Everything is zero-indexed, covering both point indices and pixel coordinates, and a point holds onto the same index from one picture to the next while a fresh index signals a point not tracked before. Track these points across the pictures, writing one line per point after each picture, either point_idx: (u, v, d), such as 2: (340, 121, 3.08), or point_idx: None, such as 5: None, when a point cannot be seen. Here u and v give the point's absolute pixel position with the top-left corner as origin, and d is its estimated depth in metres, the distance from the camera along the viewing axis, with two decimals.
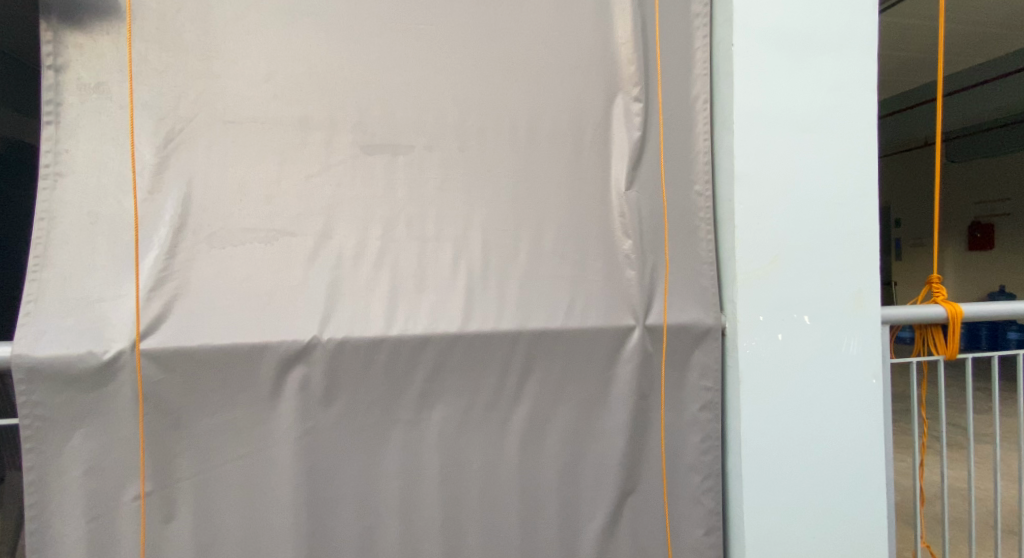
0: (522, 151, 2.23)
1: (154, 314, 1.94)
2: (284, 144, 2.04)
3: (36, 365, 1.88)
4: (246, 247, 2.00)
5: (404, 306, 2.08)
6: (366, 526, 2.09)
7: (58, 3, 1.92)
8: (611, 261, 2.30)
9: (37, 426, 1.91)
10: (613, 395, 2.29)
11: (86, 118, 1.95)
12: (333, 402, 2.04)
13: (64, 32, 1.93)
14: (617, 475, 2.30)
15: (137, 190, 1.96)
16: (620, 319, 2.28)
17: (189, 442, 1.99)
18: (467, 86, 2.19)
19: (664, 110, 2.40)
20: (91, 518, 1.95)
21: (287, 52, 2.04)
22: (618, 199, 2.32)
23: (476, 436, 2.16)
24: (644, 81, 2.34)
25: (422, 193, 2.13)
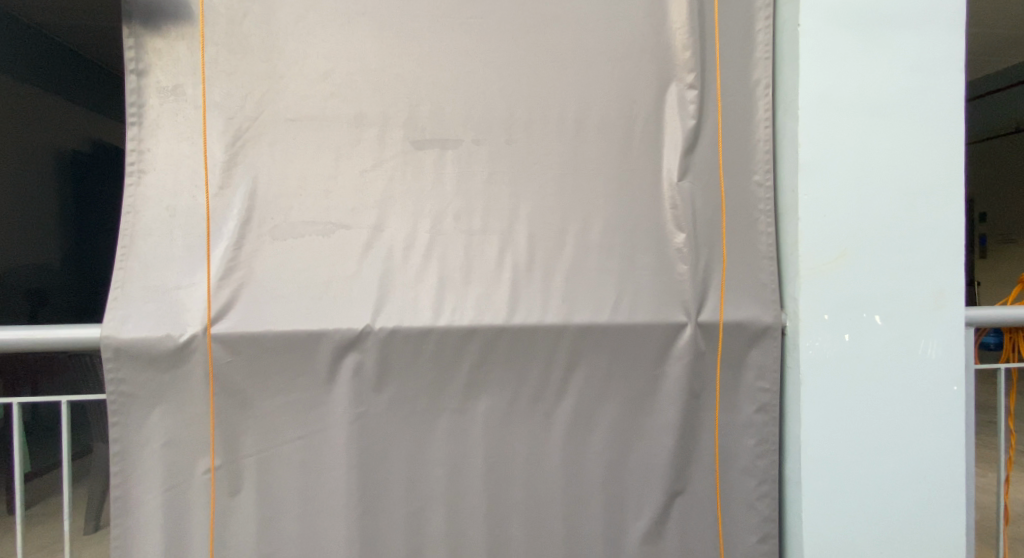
0: (570, 144, 2.24)
1: (223, 301, 2.09)
2: (339, 140, 2.13)
3: (121, 346, 2.06)
4: (305, 239, 2.12)
5: (452, 298, 2.13)
6: (414, 511, 2.17)
7: (140, 11, 2.09)
8: (662, 256, 2.29)
9: (122, 401, 2.09)
10: (662, 392, 2.29)
11: (164, 119, 2.11)
12: (383, 389, 2.13)
13: (145, 38, 2.10)
14: (666, 474, 2.29)
15: (209, 186, 2.11)
16: (671, 315, 2.27)
17: (254, 421, 2.12)
18: (516, 80, 2.22)
19: (723, 97, 2.36)
20: (167, 488, 2.12)
21: (343, 50, 2.14)
22: (671, 191, 2.31)
23: (521, 427, 2.20)
24: (700, 68, 2.31)
25: (469, 187, 2.18)
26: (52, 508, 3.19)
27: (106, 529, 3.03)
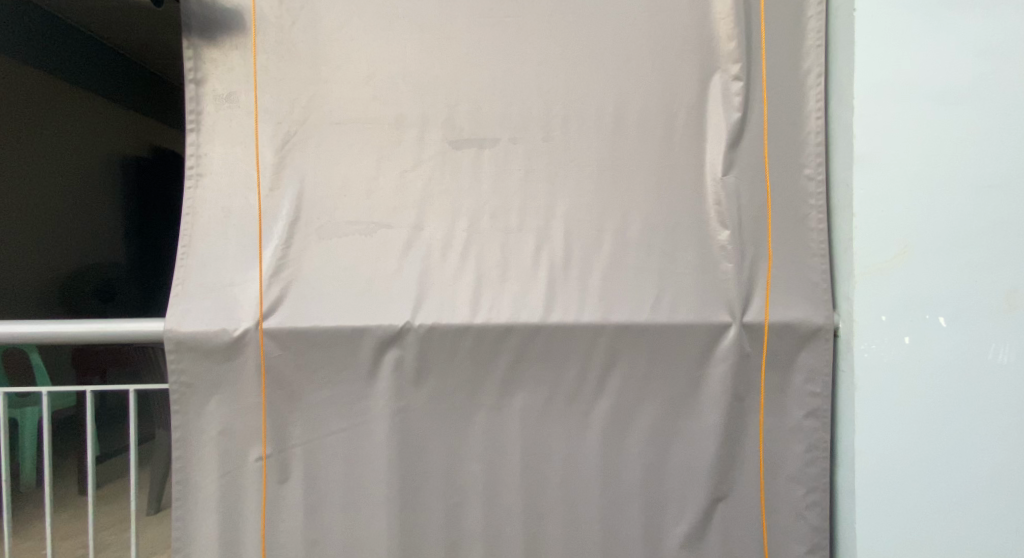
0: (608, 141, 2.24)
1: (274, 297, 2.16)
2: (380, 142, 2.19)
3: (181, 339, 2.16)
4: (349, 238, 2.18)
5: (488, 297, 2.16)
6: (452, 505, 2.21)
7: (197, 23, 2.19)
8: (705, 255, 2.28)
9: (183, 391, 2.19)
10: (704, 393, 2.29)
11: (220, 125, 2.21)
12: (423, 384, 2.18)
13: (202, 48, 2.20)
14: (707, 477, 2.29)
15: (260, 188, 2.20)
16: (715, 315, 2.25)
17: (301, 412, 2.19)
18: (554, 77, 2.23)
19: (770, 90, 2.30)
20: (222, 475, 2.20)
21: (385, 54, 2.20)
22: (715, 187, 2.29)
23: (558, 425, 2.22)
24: (745, 58, 2.26)
25: (506, 185, 2.20)
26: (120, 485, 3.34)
27: (169, 509, 3.15)
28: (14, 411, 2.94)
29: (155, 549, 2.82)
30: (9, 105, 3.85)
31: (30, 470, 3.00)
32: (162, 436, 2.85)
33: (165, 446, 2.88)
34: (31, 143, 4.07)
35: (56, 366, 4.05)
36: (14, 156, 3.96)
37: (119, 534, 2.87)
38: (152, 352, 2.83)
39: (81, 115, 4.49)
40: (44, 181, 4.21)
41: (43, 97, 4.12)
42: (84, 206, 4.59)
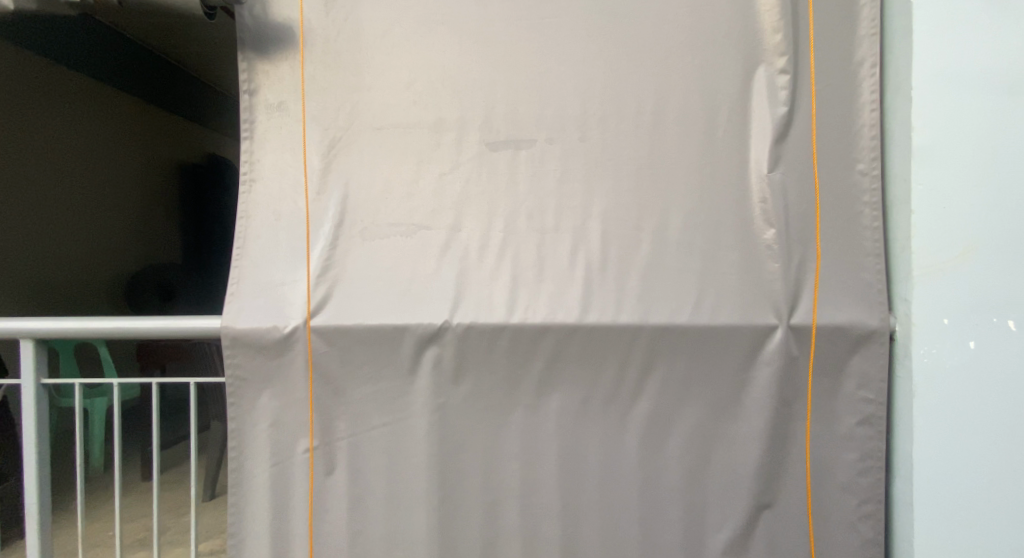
0: (647, 140, 2.21)
1: (321, 296, 2.19)
2: (420, 145, 2.23)
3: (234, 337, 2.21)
4: (390, 240, 2.21)
5: (525, 296, 2.17)
6: (490, 503, 2.22)
7: (251, 37, 2.27)
8: (750, 255, 2.22)
9: (238, 385, 2.22)
10: (748, 398, 2.22)
11: (272, 133, 2.27)
12: (461, 381, 2.18)
13: (255, 61, 2.27)
14: (751, 484, 2.23)
15: (307, 192, 2.24)
16: (760, 317, 2.19)
17: (345, 407, 2.21)
18: (590, 77, 2.22)
19: (819, 85, 2.22)
20: (273, 464, 2.23)
21: (423, 60, 2.24)
22: (761, 184, 2.22)
23: (595, 426, 2.21)
24: (792, 51, 2.20)
25: (543, 185, 2.21)
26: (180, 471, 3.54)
27: (225, 496, 3.30)
28: (89, 398, 3.21)
29: (210, 532, 2.97)
30: (68, 114, 4.28)
31: (99, 456, 3.26)
32: (215, 425, 3.06)
33: (218, 434, 3.07)
34: (90, 149, 4.50)
35: (123, 358, 4.42)
36: (79, 170, 4.42)
37: (179, 518, 3.02)
38: (210, 347, 3.05)
39: (134, 123, 4.92)
40: (106, 192, 4.69)
41: (99, 107, 4.55)
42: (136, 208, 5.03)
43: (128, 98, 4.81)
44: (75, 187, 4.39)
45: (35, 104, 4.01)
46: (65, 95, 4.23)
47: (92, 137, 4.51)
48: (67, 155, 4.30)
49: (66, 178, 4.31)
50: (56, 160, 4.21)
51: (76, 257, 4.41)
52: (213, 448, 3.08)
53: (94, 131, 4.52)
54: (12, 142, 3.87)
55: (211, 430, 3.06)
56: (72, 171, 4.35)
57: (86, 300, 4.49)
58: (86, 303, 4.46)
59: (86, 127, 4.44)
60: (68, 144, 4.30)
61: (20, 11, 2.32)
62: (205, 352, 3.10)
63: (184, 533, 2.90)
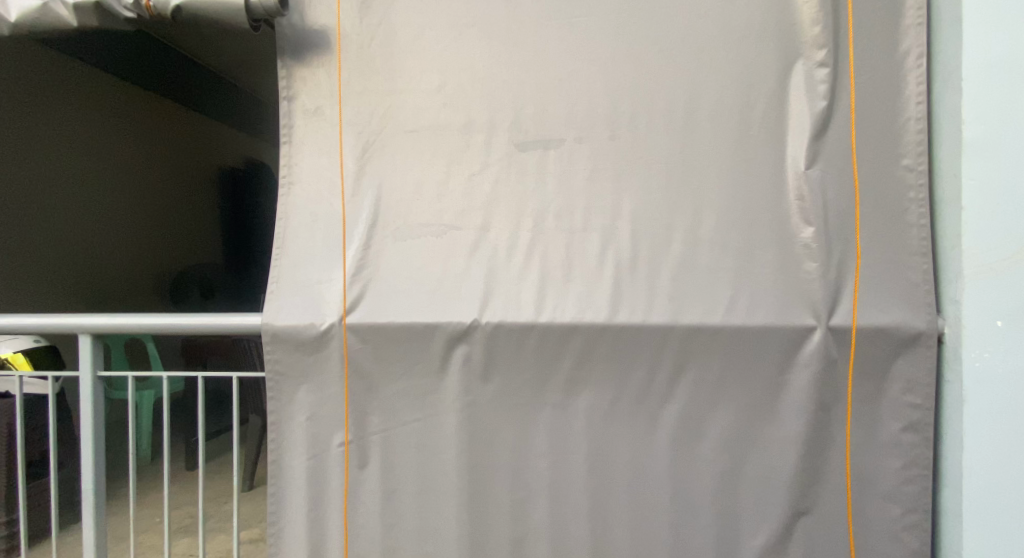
0: (678, 137, 2.17)
1: (356, 294, 2.20)
2: (450, 146, 2.24)
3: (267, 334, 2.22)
4: (421, 240, 2.22)
5: (553, 296, 2.16)
6: (519, 503, 2.20)
7: (290, 44, 2.32)
8: (787, 254, 2.15)
9: (275, 379, 2.23)
10: (785, 402, 2.16)
11: (309, 137, 2.32)
12: (490, 379, 2.17)
13: (294, 68, 2.33)
14: (788, 490, 2.17)
15: (343, 194, 2.27)
16: (798, 319, 2.12)
17: (378, 402, 2.21)
18: (620, 75, 2.20)
19: (859, 78, 2.14)
20: (310, 457, 2.23)
21: (454, 62, 2.26)
22: (798, 181, 2.15)
23: (624, 427, 2.18)
24: (831, 43, 2.13)
25: (572, 185, 2.20)
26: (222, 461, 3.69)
27: (265, 487, 3.45)
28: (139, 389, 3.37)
29: (251, 521, 3.08)
30: (120, 127, 4.61)
31: (145, 448, 3.42)
32: (254, 419, 3.20)
33: (257, 428, 3.22)
34: (140, 159, 4.83)
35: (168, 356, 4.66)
36: (129, 176, 4.74)
37: (221, 506, 3.17)
38: (250, 343, 3.12)
39: (180, 131, 5.23)
40: (154, 195, 5.00)
41: (148, 118, 4.87)
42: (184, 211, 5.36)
43: (175, 108, 5.13)
44: (129, 195, 4.73)
45: (87, 119, 4.33)
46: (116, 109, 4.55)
47: (143, 147, 4.84)
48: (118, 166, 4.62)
49: (119, 187, 4.63)
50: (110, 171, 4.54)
51: (133, 260, 4.76)
52: (251, 442, 3.22)
53: (144, 142, 4.86)
54: (71, 156, 4.21)
55: (250, 424, 3.21)
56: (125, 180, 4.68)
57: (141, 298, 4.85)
58: (142, 301, 4.82)
59: (136, 139, 4.76)
60: (120, 155, 4.63)
61: (80, 28, 2.35)
62: (246, 349, 3.20)
63: (226, 521, 3.02)
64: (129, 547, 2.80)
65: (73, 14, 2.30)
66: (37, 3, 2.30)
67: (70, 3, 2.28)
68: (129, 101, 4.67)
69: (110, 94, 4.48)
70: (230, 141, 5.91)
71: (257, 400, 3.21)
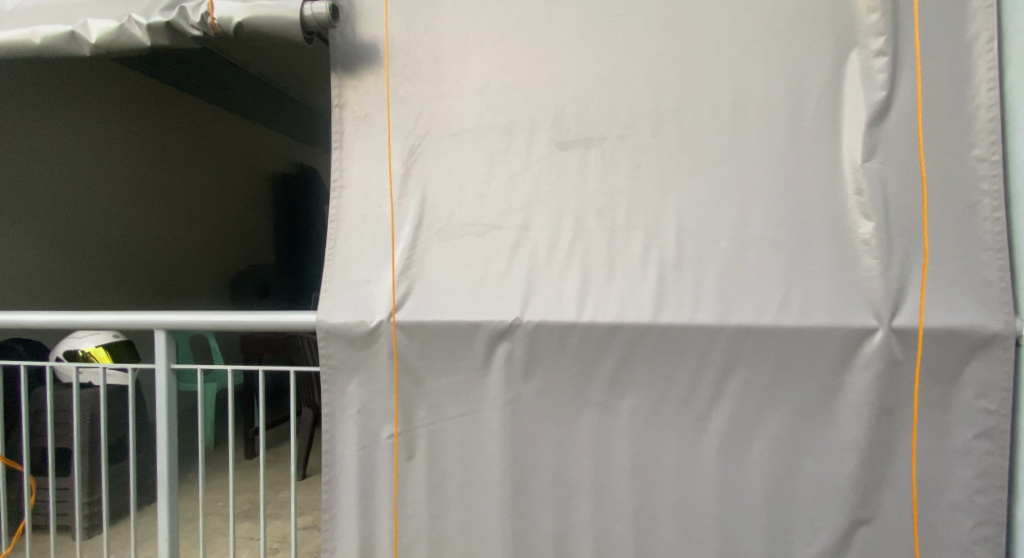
0: (724, 133, 2.13)
1: (402, 292, 2.22)
2: (493, 147, 2.26)
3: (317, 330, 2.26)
4: (464, 240, 2.24)
5: (596, 294, 2.14)
6: (563, 500, 2.19)
7: (341, 55, 2.38)
8: (844, 251, 2.06)
9: (329, 373, 2.27)
10: (842, 405, 2.06)
11: (359, 143, 2.37)
12: (533, 377, 2.17)
13: (344, 77, 2.38)
14: (844, 496, 2.07)
15: (390, 196, 2.31)
16: (858, 318, 2.01)
17: (424, 397, 2.23)
18: (665, 71, 2.18)
19: (921, 67, 2.05)
20: (361, 448, 2.26)
21: (497, 65, 2.27)
22: (856, 174, 2.07)
23: (669, 429, 2.13)
24: (891, 30, 2.05)
25: (613, 183, 2.18)
26: (280, 450, 3.94)
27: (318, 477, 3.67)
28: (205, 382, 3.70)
29: (304, 508, 3.26)
30: (184, 138, 5.11)
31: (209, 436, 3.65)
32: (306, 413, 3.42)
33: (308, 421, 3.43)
34: (199, 166, 5.32)
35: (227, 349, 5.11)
36: (190, 182, 5.25)
37: (279, 494, 3.36)
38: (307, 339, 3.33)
39: (235, 140, 5.71)
40: (210, 199, 5.51)
41: (207, 128, 5.35)
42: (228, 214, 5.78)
43: (233, 118, 5.61)
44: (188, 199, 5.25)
45: (155, 131, 4.82)
46: (173, 120, 4.98)
47: (202, 155, 5.34)
48: (169, 171, 5.01)
49: (171, 195, 5.04)
50: (161, 181, 4.94)
51: (183, 262, 5.20)
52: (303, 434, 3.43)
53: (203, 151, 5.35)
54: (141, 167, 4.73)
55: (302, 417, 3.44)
56: (175, 185, 5.08)
57: (190, 296, 5.31)
58: (195, 295, 5.35)
59: (185, 147, 5.14)
60: (181, 163, 5.13)
61: (154, 48, 2.37)
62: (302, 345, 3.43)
63: (283, 507, 3.22)
64: (198, 526, 3.05)
65: (147, 35, 2.32)
66: (114, 25, 2.33)
67: (144, 24, 2.30)
68: (192, 114, 5.16)
69: (172, 108, 4.95)
70: (282, 146, 6.39)
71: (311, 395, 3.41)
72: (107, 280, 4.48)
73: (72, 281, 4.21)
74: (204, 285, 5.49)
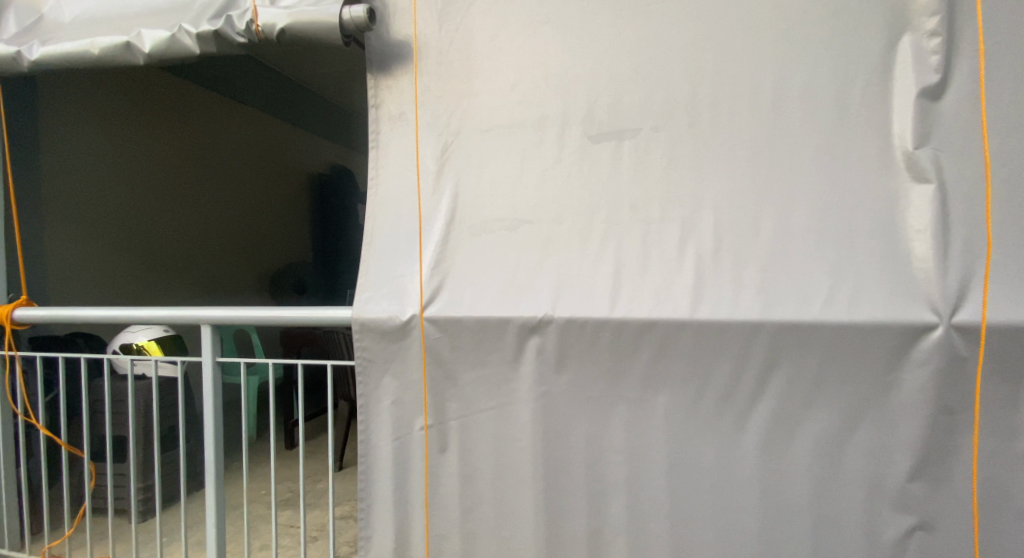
0: (764, 122, 2.05)
1: (434, 287, 2.22)
2: (524, 143, 2.22)
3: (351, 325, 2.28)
4: (495, 235, 2.22)
5: (629, 288, 2.08)
6: (597, 497, 2.14)
7: (378, 57, 2.37)
8: (894, 241, 1.93)
9: (364, 365, 2.29)
10: (895, 405, 1.93)
11: (394, 141, 2.36)
12: (564, 371, 2.12)
13: (381, 78, 2.37)
14: (896, 499, 1.95)
15: (422, 193, 2.30)
16: (912, 313, 1.88)
17: (457, 391, 2.22)
18: (702, 59, 2.10)
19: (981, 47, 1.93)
20: (395, 438, 2.28)
21: (528, 59, 2.24)
22: (909, 161, 1.95)
23: (707, 427, 2.05)
24: (945, 9, 1.94)
25: (648, 174, 2.11)
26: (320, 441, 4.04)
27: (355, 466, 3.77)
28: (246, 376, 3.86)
29: (343, 497, 3.34)
30: (228, 140, 5.31)
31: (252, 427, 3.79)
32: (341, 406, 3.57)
33: (342, 412, 3.57)
34: (241, 168, 5.52)
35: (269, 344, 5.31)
36: (234, 183, 5.45)
37: (316, 484, 3.50)
38: (342, 335, 3.42)
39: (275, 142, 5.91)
40: (252, 199, 5.71)
41: (250, 132, 5.55)
42: (266, 213, 5.95)
43: (273, 122, 5.81)
44: (231, 200, 5.45)
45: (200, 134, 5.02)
46: (217, 124, 5.16)
47: (245, 157, 5.54)
48: (213, 173, 5.21)
49: (215, 195, 5.24)
50: (207, 182, 5.14)
51: (222, 260, 5.39)
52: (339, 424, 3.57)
53: (245, 153, 5.55)
54: (189, 169, 4.94)
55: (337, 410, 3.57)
56: (218, 186, 5.28)
57: (230, 293, 5.50)
58: (236, 293, 5.56)
59: (228, 149, 5.33)
60: (225, 165, 5.33)
61: (204, 55, 2.42)
62: (337, 339, 3.53)
63: (321, 497, 3.32)
64: (242, 513, 3.16)
65: (197, 43, 2.37)
66: (166, 34, 2.38)
67: (193, 32, 2.35)
68: (236, 119, 5.36)
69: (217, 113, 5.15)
70: (316, 147, 6.56)
71: (349, 388, 3.50)
72: (148, 278, 4.63)
73: (124, 278, 4.41)
74: (245, 283, 5.69)
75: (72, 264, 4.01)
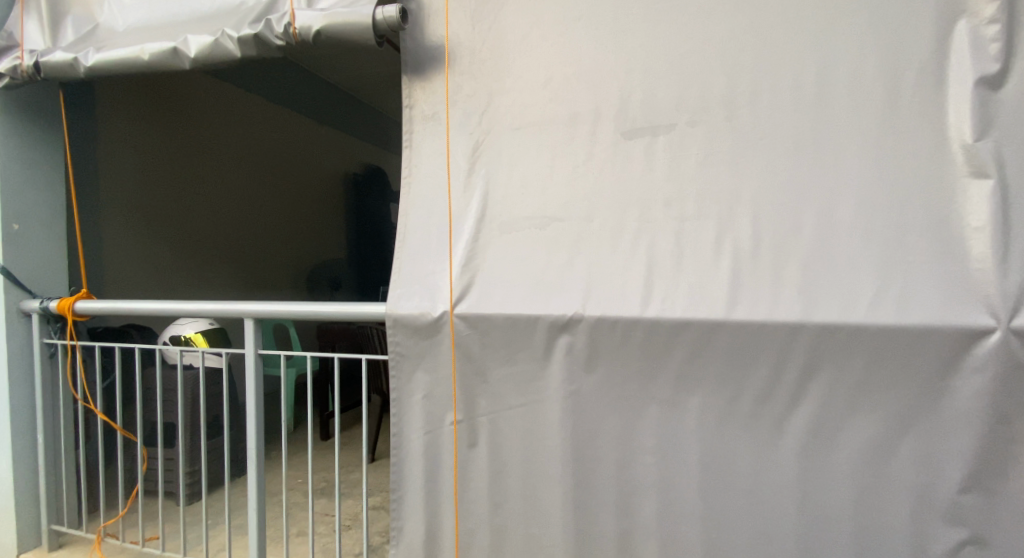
0: (807, 116, 1.95)
1: (465, 285, 2.21)
2: (556, 140, 2.18)
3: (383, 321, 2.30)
4: (526, 233, 2.19)
5: (662, 286, 2.02)
6: (627, 497, 2.10)
7: (412, 58, 2.36)
8: (946, 239, 1.82)
9: (396, 360, 2.30)
10: (946, 414, 1.82)
11: (427, 140, 2.36)
12: (595, 370, 2.09)
13: (415, 80, 2.37)
14: (944, 512, 1.84)
15: (454, 190, 2.29)
16: (967, 317, 1.77)
17: (488, 387, 2.21)
18: (741, 52, 2.02)
19: None
20: (426, 432, 2.29)
21: (560, 56, 2.20)
22: (965, 155, 1.83)
23: (742, 431, 1.98)
24: None
25: (682, 171, 2.05)
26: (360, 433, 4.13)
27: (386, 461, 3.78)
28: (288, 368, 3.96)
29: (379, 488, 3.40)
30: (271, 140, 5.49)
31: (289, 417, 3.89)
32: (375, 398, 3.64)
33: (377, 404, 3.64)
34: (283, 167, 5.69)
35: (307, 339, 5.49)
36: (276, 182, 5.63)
37: (350, 474, 3.54)
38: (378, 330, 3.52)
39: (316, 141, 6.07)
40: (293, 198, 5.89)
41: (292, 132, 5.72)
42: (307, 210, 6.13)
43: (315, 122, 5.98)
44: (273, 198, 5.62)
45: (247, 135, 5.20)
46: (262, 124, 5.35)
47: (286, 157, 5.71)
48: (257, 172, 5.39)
49: (258, 193, 5.43)
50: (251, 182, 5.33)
51: (263, 256, 5.56)
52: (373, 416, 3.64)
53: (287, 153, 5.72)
54: (234, 167, 5.12)
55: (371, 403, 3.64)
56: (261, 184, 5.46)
57: (270, 287, 5.68)
58: (276, 287, 5.74)
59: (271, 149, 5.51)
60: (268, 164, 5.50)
61: (245, 58, 2.48)
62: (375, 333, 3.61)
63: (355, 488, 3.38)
64: (281, 500, 3.27)
65: (238, 48, 2.43)
66: (209, 39, 2.44)
67: (235, 37, 2.41)
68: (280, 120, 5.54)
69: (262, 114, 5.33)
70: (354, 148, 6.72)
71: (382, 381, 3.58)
72: (193, 271, 4.78)
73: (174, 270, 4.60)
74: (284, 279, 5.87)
75: (123, 256, 4.18)
